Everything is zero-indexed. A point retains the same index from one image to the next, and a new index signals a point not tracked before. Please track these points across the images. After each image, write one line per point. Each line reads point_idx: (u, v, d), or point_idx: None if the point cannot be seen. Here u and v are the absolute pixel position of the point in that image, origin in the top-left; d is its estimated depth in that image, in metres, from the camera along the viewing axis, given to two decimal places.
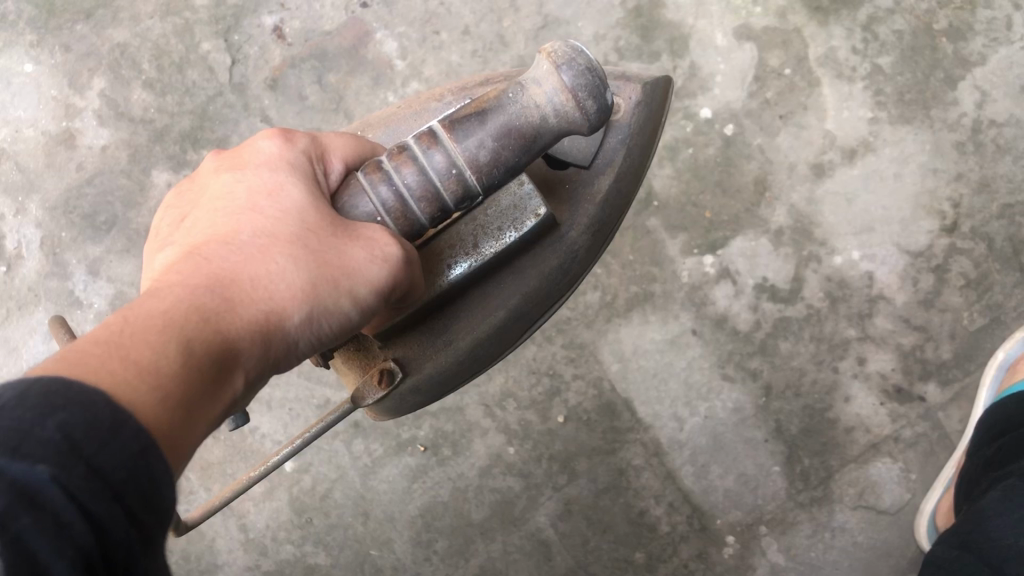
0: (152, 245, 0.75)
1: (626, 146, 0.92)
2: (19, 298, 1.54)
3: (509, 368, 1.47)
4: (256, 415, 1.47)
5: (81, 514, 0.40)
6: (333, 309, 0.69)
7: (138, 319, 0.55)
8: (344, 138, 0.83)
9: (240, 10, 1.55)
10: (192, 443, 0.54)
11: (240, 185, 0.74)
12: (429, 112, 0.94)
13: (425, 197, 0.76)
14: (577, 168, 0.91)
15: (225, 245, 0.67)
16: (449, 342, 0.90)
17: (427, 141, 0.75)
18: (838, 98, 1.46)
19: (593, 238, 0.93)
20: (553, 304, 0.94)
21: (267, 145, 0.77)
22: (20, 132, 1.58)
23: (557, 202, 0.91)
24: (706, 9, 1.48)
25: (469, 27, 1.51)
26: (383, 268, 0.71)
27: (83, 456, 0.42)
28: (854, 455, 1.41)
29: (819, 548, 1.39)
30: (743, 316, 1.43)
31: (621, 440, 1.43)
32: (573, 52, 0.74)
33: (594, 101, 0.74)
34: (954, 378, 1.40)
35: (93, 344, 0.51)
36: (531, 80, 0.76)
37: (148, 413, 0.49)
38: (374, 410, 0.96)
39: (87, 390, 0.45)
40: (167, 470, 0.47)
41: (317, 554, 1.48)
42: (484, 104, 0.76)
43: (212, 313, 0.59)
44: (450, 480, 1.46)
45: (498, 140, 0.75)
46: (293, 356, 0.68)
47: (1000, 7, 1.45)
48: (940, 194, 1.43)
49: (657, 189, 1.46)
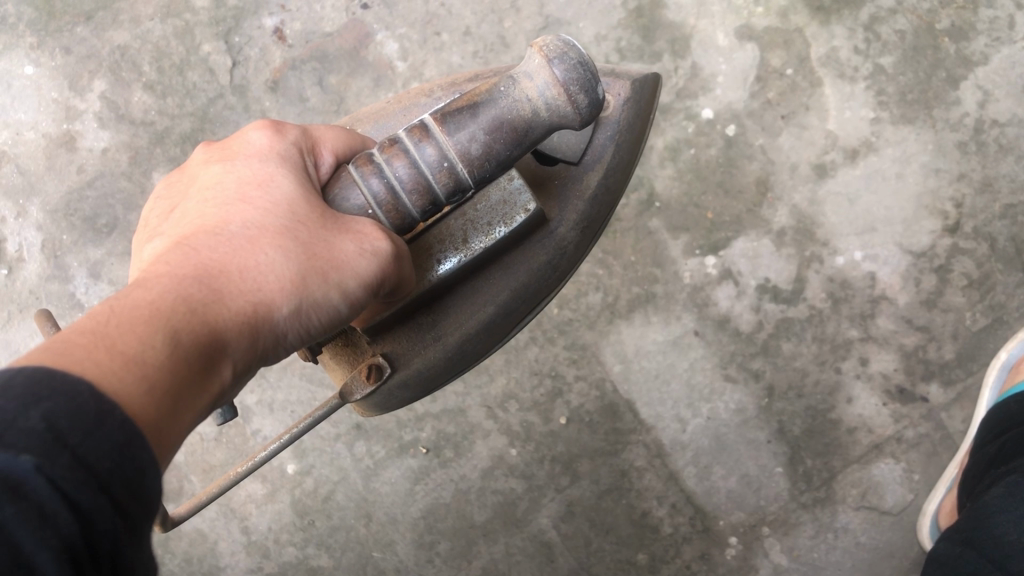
0: (140, 235, 0.74)
1: (615, 143, 0.92)
2: (20, 301, 1.54)
3: (510, 370, 1.46)
4: (257, 417, 1.47)
5: (66, 504, 0.40)
6: (322, 302, 0.68)
7: (125, 308, 0.54)
8: (335, 130, 0.83)
9: (240, 11, 1.55)
10: (178, 435, 0.54)
11: (230, 176, 0.73)
12: (419, 107, 0.94)
13: (417, 190, 0.76)
14: (566, 164, 0.91)
15: (213, 236, 0.66)
16: (438, 337, 0.89)
17: (418, 135, 0.75)
18: (840, 98, 1.45)
19: (582, 235, 0.93)
20: (541, 300, 0.94)
21: (257, 137, 0.77)
22: (20, 135, 1.58)
23: (546, 198, 0.91)
24: (707, 9, 1.48)
25: (470, 28, 1.51)
26: (373, 261, 0.71)
27: (68, 445, 0.41)
28: (857, 456, 1.40)
29: (821, 548, 1.39)
30: (745, 317, 1.43)
31: (623, 441, 1.43)
32: (565, 46, 0.74)
33: (586, 96, 0.74)
34: (957, 379, 1.40)
35: (79, 333, 0.51)
36: (522, 73, 0.76)
37: (133, 404, 0.48)
38: (361, 406, 0.95)
39: (71, 380, 0.45)
40: (153, 460, 0.47)
41: (319, 556, 1.48)
42: (475, 98, 0.76)
43: (200, 303, 0.59)
44: (452, 482, 1.46)
45: (490, 133, 0.75)
46: (281, 349, 0.68)
47: (1002, 6, 1.45)
48: (942, 194, 1.43)
49: (659, 190, 1.46)
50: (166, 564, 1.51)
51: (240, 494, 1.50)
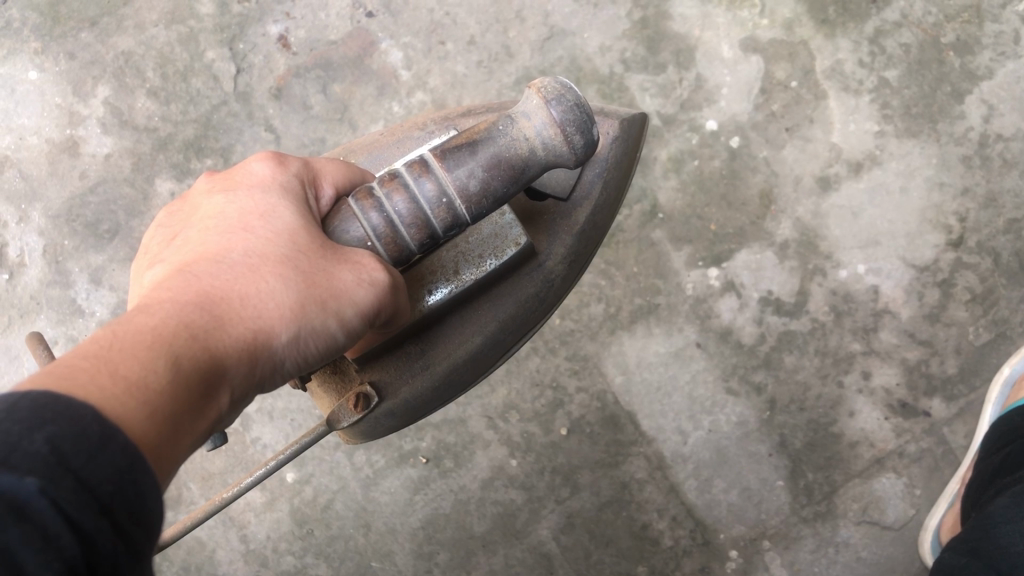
0: (140, 263, 0.73)
1: (603, 180, 0.93)
2: (20, 306, 1.54)
3: (511, 380, 1.46)
4: (258, 425, 1.46)
5: (69, 526, 0.39)
6: (320, 330, 0.68)
7: (127, 333, 0.54)
8: (335, 163, 0.82)
9: (244, 19, 1.55)
10: (176, 461, 0.53)
11: (231, 205, 0.73)
12: (412, 141, 0.94)
13: (415, 224, 0.75)
14: (556, 200, 0.92)
15: (215, 263, 0.66)
16: (425, 366, 0.89)
17: (418, 170, 0.76)
18: (844, 111, 1.45)
19: (570, 268, 0.93)
20: (527, 331, 0.95)
21: (259, 168, 0.77)
22: (23, 140, 1.58)
23: (534, 232, 0.91)
24: (712, 21, 1.48)
25: (474, 37, 1.51)
26: (370, 291, 0.71)
27: (71, 469, 0.41)
28: (858, 470, 1.40)
29: (822, 563, 1.39)
30: (747, 330, 1.43)
31: (624, 453, 1.43)
32: (562, 88, 0.75)
33: (581, 137, 0.75)
34: (959, 394, 1.39)
35: (83, 358, 0.50)
36: (520, 113, 0.76)
37: (134, 429, 0.48)
38: (347, 434, 0.94)
39: (75, 404, 0.45)
40: (155, 483, 0.47)
41: (317, 566, 1.47)
42: (474, 135, 0.77)
43: (201, 328, 0.59)
44: (452, 492, 1.45)
45: (488, 170, 0.75)
46: (277, 376, 0.67)
47: (1007, 21, 1.45)
48: (946, 209, 1.42)
49: (662, 201, 1.46)
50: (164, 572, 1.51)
51: (239, 502, 1.50)
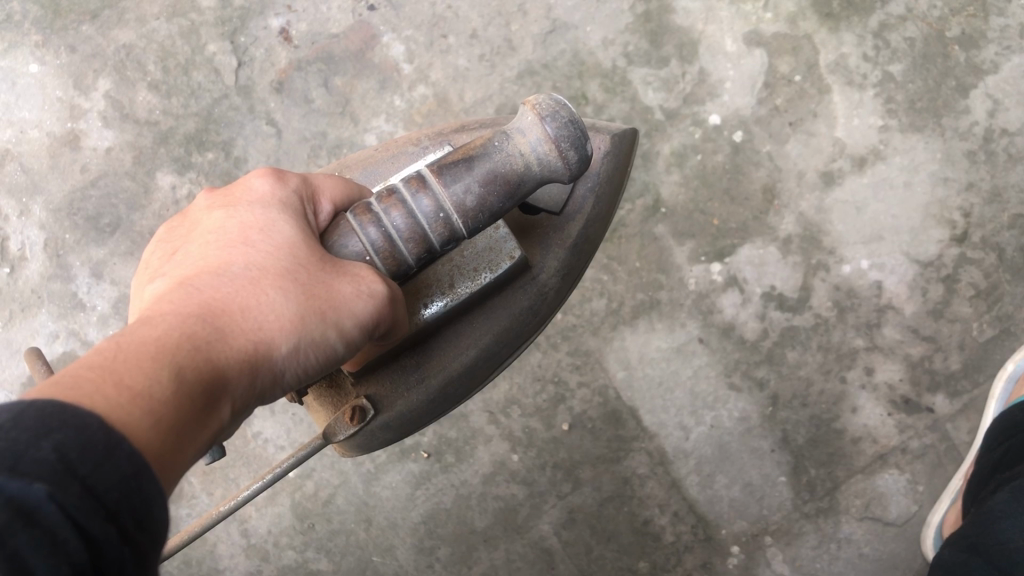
0: (140, 278, 0.73)
1: (595, 195, 0.93)
2: (22, 300, 1.54)
3: (513, 375, 1.45)
4: (259, 420, 1.46)
5: (78, 531, 0.39)
6: (321, 342, 0.68)
7: (131, 345, 0.53)
8: (333, 179, 0.82)
9: (246, 11, 1.54)
10: (180, 472, 0.52)
11: (231, 220, 0.72)
12: (407, 155, 0.94)
13: (412, 238, 0.75)
14: (549, 214, 0.92)
15: (216, 277, 0.65)
16: (420, 380, 0.88)
17: (415, 185, 0.75)
18: (848, 106, 1.44)
19: (563, 281, 0.93)
20: (521, 345, 0.94)
21: (258, 183, 0.76)
22: (24, 133, 1.58)
23: (528, 245, 0.91)
24: (715, 15, 1.47)
25: (476, 31, 1.50)
26: (369, 304, 0.71)
27: (78, 476, 0.41)
28: (861, 466, 1.39)
29: (824, 559, 1.38)
30: (750, 325, 1.42)
31: (625, 448, 1.42)
32: (556, 104, 0.76)
33: (576, 152, 0.75)
34: (963, 390, 1.39)
35: (86, 369, 0.49)
36: (516, 129, 0.77)
37: (138, 440, 0.47)
38: (343, 446, 0.93)
39: (81, 412, 0.44)
40: (160, 491, 0.46)
41: (318, 560, 1.47)
42: (471, 151, 0.77)
43: (205, 340, 0.58)
44: (453, 487, 1.45)
45: (484, 186, 0.75)
46: (278, 388, 0.67)
47: (1013, 15, 1.44)
48: (950, 204, 1.42)
49: (664, 196, 1.45)
50: (165, 566, 1.51)
51: None
